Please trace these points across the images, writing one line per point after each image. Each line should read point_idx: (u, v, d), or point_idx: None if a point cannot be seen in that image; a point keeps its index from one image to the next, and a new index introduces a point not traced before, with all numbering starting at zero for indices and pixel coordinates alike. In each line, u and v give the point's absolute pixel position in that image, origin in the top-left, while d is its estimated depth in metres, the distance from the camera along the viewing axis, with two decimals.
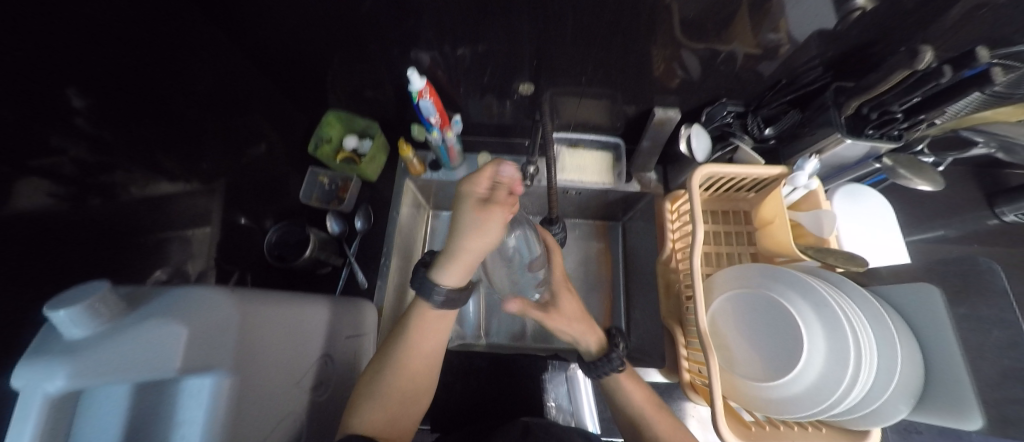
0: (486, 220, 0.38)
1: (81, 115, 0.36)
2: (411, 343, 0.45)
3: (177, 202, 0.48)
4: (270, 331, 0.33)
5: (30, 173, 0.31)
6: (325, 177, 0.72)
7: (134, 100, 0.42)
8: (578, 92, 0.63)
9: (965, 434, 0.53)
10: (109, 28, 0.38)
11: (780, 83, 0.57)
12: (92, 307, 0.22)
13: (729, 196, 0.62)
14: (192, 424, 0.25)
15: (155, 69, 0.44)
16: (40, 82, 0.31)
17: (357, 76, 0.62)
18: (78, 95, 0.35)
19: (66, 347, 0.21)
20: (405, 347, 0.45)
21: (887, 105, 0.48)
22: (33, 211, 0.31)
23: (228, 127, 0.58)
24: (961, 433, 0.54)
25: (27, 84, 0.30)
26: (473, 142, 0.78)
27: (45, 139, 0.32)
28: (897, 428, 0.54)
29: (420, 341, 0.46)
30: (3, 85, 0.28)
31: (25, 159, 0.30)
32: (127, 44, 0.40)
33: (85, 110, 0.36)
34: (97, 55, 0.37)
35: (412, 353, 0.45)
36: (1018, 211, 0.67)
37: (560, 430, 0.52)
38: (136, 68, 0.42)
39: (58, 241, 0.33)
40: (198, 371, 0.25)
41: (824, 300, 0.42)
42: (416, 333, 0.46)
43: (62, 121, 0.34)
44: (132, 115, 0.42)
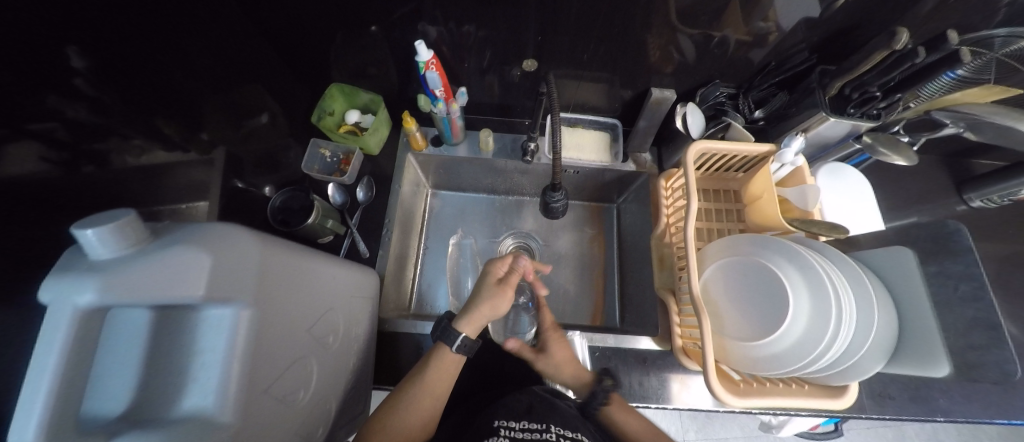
0: (504, 292, 0.56)
1: (80, 76, 0.35)
2: (429, 384, 0.49)
3: (174, 172, 0.47)
4: (290, 277, 0.33)
5: (26, 136, 0.30)
6: (328, 150, 0.73)
7: (133, 63, 0.40)
8: (577, 74, 0.65)
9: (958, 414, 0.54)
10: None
11: (769, 65, 0.60)
12: (119, 229, 0.22)
13: (720, 175, 0.65)
14: (212, 352, 0.25)
15: (156, 32, 0.42)
16: (43, 39, 0.31)
17: (360, 52, 0.63)
18: (77, 55, 0.34)
19: (94, 266, 0.22)
20: (422, 383, 0.49)
21: (867, 85, 0.51)
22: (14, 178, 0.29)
23: (233, 95, 0.57)
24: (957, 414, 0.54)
25: (29, 41, 0.29)
26: (474, 120, 0.79)
27: (44, 100, 0.32)
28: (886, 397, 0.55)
29: (434, 379, 0.49)
30: (10, 42, 0.28)
31: (24, 122, 0.30)
32: (132, 6, 0.39)
33: (85, 71, 0.35)
34: (94, 14, 0.35)
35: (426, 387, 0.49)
36: (985, 197, 0.71)
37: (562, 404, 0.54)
38: (137, 32, 0.40)
39: (59, 200, 0.34)
40: (220, 302, 0.25)
41: (810, 263, 0.44)
42: (432, 371, 0.50)
43: (62, 81, 0.33)
44: (128, 78, 0.40)
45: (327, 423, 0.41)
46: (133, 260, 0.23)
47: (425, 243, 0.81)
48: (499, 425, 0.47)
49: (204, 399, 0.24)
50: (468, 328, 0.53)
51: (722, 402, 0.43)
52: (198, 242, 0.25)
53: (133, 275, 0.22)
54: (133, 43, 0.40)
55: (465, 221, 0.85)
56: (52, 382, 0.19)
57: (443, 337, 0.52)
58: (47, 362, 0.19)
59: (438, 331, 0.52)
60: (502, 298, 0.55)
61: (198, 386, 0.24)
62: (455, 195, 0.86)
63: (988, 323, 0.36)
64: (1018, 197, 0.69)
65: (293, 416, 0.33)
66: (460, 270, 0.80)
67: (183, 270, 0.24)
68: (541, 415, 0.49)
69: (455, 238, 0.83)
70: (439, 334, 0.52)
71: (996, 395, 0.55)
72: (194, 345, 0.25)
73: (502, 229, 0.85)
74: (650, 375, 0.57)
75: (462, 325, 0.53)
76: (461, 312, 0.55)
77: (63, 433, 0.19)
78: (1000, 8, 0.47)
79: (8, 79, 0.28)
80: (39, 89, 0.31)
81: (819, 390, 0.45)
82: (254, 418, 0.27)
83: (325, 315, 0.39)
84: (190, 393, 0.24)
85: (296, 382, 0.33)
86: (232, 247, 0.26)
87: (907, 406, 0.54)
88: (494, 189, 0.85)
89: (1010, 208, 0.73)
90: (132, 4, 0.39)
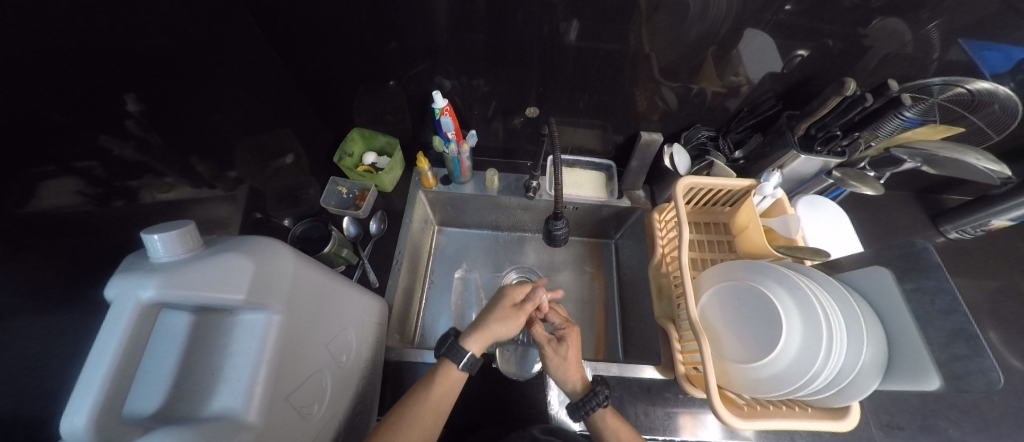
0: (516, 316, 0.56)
1: (133, 118, 0.39)
2: (429, 401, 0.47)
3: (196, 207, 0.50)
4: (314, 289, 0.35)
5: (69, 172, 0.32)
6: (344, 187, 0.78)
7: (179, 111, 0.46)
8: (573, 121, 0.73)
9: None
10: (162, 51, 0.42)
11: (742, 110, 0.69)
12: (178, 236, 0.26)
13: (709, 209, 0.70)
14: (245, 354, 0.26)
15: (197, 84, 0.48)
16: (103, 86, 0.35)
17: (383, 102, 0.71)
18: (134, 100, 0.39)
19: (153, 267, 0.25)
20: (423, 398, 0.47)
21: (830, 126, 0.59)
22: (67, 208, 0.32)
23: (262, 136, 0.63)
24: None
25: (92, 86, 0.34)
26: (480, 161, 0.86)
27: (94, 138, 0.35)
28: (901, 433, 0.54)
29: (436, 393, 0.48)
30: (72, 87, 0.32)
31: (71, 160, 0.32)
32: (181, 62, 0.45)
33: (137, 114, 0.39)
34: (150, 68, 0.40)
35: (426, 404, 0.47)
36: (959, 228, 0.76)
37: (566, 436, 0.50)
38: (183, 85, 0.46)
39: (106, 223, 0.37)
40: (255, 305, 0.27)
41: (795, 283, 0.47)
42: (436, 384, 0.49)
43: (113, 122, 0.37)
44: (174, 122, 0.45)
45: None
46: (189, 263, 0.26)
47: (430, 278, 0.83)
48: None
49: (234, 398, 0.25)
50: (474, 345, 0.52)
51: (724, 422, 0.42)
52: (243, 250, 0.28)
53: (189, 275, 0.25)
54: (178, 89, 0.45)
55: (469, 256, 0.88)
56: (110, 367, 0.21)
57: (448, 353, 0.51)
58: (106, 351, 0.21)
59: (443, 348, 0.52)
60: (512, 321, 0.56)
61: (228, 386, 0.26)
62: (460, 232, 0.91)
63: (969, 333, 0.36)
64: (990, 227, 0.74)
65: (307, 431, 0.33)
66: (465, 304, 0.80)
67: (229, 274, 0.26)
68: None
69: (459, 272, 0.85)
70: (446, 351, 0.51)
71: (1015, 429, 0.53)
72: (226, 347, 0.27)
73: (505, 264, 0.87)
74: (655, 407, 0.56)
75: (470, 342, 0.52)
76: (469, 328, 0.54)
77: (110, 420, 0.20)
78: (930, 62, 0.57)
79: (66, 119, 0.31)
80: (91, 131, 0.34)
81: (820, 413, 0.45)
82: (275, 423, 0.27)
83: (340, 333, 0.40)
84: (220, 392, 0.25)
85: (311, 396, 0.34)
86: (271, 258, 0.30)
87: (923, 440, 0.52)
88: (498, 225, 0.89)
89: (986, 239, 0.77)
90: (179, 64, 0.45)
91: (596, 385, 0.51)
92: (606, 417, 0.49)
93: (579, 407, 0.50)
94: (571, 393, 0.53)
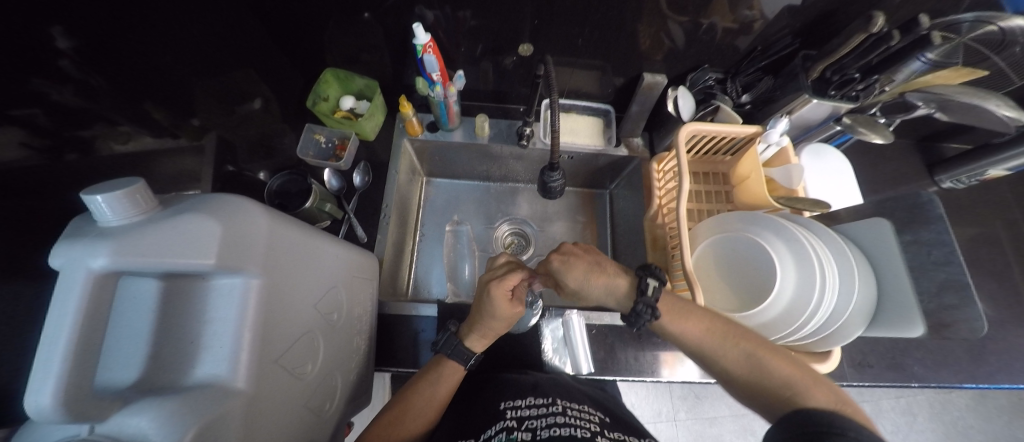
0: (511, 314, 0.51)
1: (66, 57, 0.33)
2: (435, 388, 0.51)
3: (161, 160, 0.46)
4: (295, 249, 0.32)
5: (7, 121, 0.29)
6: (322, 135, 0.73)
7: (123, 44, 0.38)
8: (570, 61, 0.66)
9: (931, 377, 0.57)
10: None
11: (755, 51, 0.62)
12: (126, 196, 0.22)
13: (709, 158, 0.67)
14: (224, 321, 0.25)
15: (145, 11, 0.40)
16: (30, 19, 0.29)
17: (354, 38, 0.62)
18: (64, 35, 0.32)
19: (103, 232, 0.22)
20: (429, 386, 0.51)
21: (846, 68, 0.54)
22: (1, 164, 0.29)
23: (227, 80, 0.55)
24: (932, 378, 0.57)
25: (15, 25, 0.28)
26: (469, 106, 0.80)
27: (26, 81, 0.30)
28: (873, 364, 0.58)
29: (440, 383, 0.51)
30: None
31: (6, 107, 0.29)
32: None
33: (71, 52, 0.33)
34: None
35: (433, 388, 0.51)
36: (954, 178, 0.76)
37: (570, 388, 0.53)
38: (132, 19, 0.39)
39: (51, 182, 0.33)
40: (229, 270, 0.25)
41: (794, 236, 0.46)
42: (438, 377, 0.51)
43: (47, 63, 0.31)
44: (117, 60, 0.38)
45: (334, 399, 0.41)
46: (144, 227, 0.23)
47: (422, 231, 0.82)
48: (505, 406, 0.49)
49: (218, 366, 0.24)
50: (475, 343, 0.54)
51: (690, 342, 0.43)
52: (207, 211, 0.25)
53: (143, 240, 0.22)
54: (121, 18, 0.37)
55: (460, 208, 0.86)
56: (63, 349, 0.19)
57: (453, 355, 0.52)
58: (60, 328, 0.19)
59: (440, 346, 0.53)
60: (510, 317, 0.52)
61: (211, 353, 0.24)
62: (450, 183, 0.87)
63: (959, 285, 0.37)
64: (984, 176, 0.73)
65: (303, 388, 0.33)
66: (457, 256, 0.80)
67: (193, 238, 0.23)
68: (546, 392, 0.51)
69: (450, 225, 0.84)
70: (446, 351, 0.52)
71: (964, 362, 0.58)
72: (204, 314, 0.25)
73: (497, 216, 0.86)
74: (644, 352, 0.59)
75: (472, 340, 0.53)
76: (470, 325, 0.53)
77: (78, 399, 0.20)
78: None
79: None
80: (22, 72, 0.30)
81: (803, 356, 0.48)
82: (266, 387, 0.27)
83: (329, 292, 0.39)
84: (204, 360, 0.24)
85: (304, 355, 0.33)
86: (241, 218, 0.26)
87: (883, 370, 0.57)
88: (489, 175, 0.86)
89: (976, 187, 0.77)
90: None
91: (638, 305, 0.44)
92: (667, 323, 0.44)
93: (634, 322, 0.45)
94: (626, 308, 0.49)
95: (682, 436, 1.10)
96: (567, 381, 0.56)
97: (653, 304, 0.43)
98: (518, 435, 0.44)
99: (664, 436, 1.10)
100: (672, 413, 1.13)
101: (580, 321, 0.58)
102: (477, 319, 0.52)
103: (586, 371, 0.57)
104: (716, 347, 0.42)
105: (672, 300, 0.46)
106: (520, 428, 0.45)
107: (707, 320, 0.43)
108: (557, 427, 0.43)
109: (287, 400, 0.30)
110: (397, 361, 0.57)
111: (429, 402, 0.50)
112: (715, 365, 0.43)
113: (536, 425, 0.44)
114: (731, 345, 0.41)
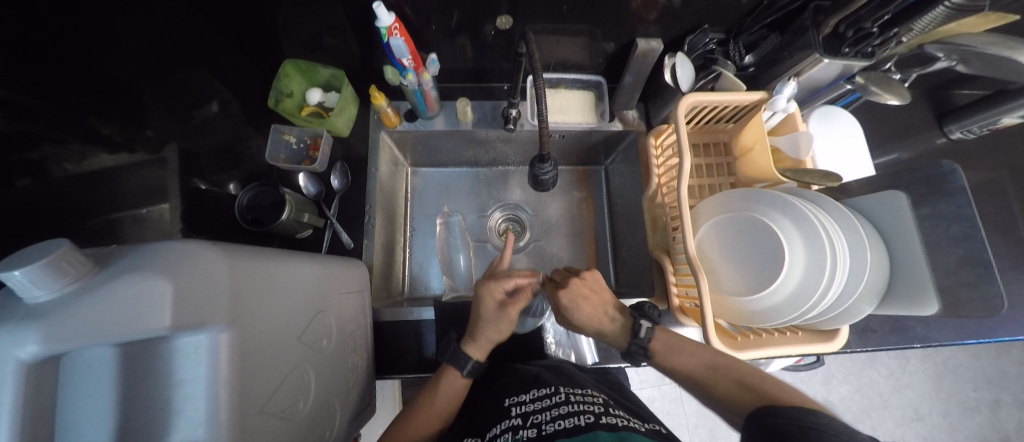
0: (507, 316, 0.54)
1: None
2: (435, 402, 0.52)
3: (128, 174, 0.42)
4: (267, 287, 0.30)
5: None
6: (292, 135, 0.68)
7: (51, 54, 0.33)
8: (556, 29, 0.59)
9: (931, 336, 0.57)
10: None
11: (759, 6, 0.55)
12: (46, 268, 0.19)
13: (710, 128, 0.62)
14: (194, 382, 0.23)
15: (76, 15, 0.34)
16: None
17: (310, 22, 0.55)
18: None
19: (33, 311, 0.20)
20: (428, 401, 0.52)
21: (862, 21, 0.48)
22: None
23: (177, 84, 0.49)
24: (932, 338, 0.58)
25: None
26: (449, 89, 0.73)
27: None
28: (872, 327, 0.58)
29: (440, 397, 0.52)
30: None
31: None
32: None
33: None
34: None
35: (434, 398, 0.52)
36: (964, 129, 0.71)
37: (570, 374, 0.54)
38: (62, 25, 0.33)
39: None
40: (191, 327, 0.23)
41: (803, 214, 0.44)
42: (436, 390, 0.52)
43: None
44: (48, 72, 0.33)
45: (332, 424, 0.40)
46: (80, 298, 0.21)
47: (412, 226, 0.79)
48: (511, 403, 0.49)
49: (195, 431, 0.22)
50: (476, 351, 0.53)
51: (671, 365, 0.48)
52: (152, 267, 0.22)
53: (80, 315, 0.20)
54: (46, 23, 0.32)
55: (450, 198, 0.82)
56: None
57: (452, 361, 0.53)
58: None
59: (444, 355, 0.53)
60: (506, 319, 0.54)
61: (185, 418, 0.22)
62: (437, 171, 0.83)
63: (979, 260, 0.39)
64: (996, 126, 0.69)
65: (295, 428, 0.32)
66: (452, 248, 0.78)
67: (142, 300, 0.21)
68: (547, 382, 0.51)
69: (441, 217, 0.81)
70: (449, 359, 0.52)
71: (968, 320, 0.58)
72: (169, 377, 0.23)
73: (489, 203, 0.82)
74: None
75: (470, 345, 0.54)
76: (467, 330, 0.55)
77: None
78: None
79: None
80: None
81: (811, 335, 0.49)
82: (252, 439, 0.26)
83: (313, 318, 0.37)
84: (177, 427, 0.22)
85: (293, 394, 0.32)
86: (195, 269, 0.23)
87: (883, 333, 0.57)
88: (477, 160, 0.81)
89: (993, 135, 0.73)
90: None
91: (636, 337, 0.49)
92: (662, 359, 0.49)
93: (631, 355, 0.50)
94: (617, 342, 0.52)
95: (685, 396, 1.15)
96: (569, 368, 0.56)
97: (644, 343, 0.49)
98: (524, 433, 0.43)
99: (668, 397, 1.15)
100: None
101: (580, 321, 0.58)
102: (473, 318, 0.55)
103: (591, 362, 0.58)
104: (705, 374, 0.45)
105: (664, 338, 0.50)
106: (526, 425, 0.44)
107: (695, 353, 0.47)
108: (561, 420, 0.42)
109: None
110: (400, 364, 0.57)
111: (435, 412, 0.52)
112: (712, 398, 0.44)
113: (541, 419, 0.44)
114: (722, 376, 0.44)
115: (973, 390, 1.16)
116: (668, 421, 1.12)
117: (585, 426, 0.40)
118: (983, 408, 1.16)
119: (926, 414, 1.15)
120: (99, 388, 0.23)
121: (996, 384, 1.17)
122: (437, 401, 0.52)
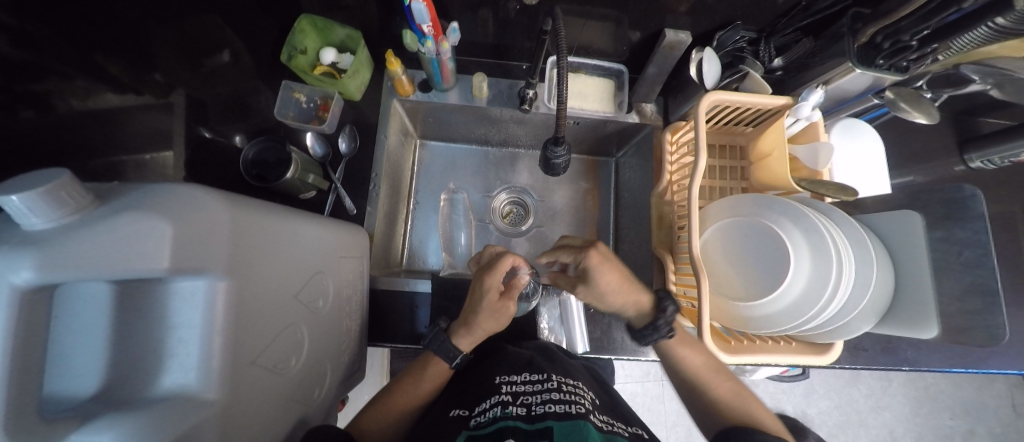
0: (503, 311, 0.52)
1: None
2: (421, 385, 0.53)
3: (132, 118, 0.41)
4: (266, 241, 0.30)
5: None
6: (302, 94, 0.66)
7: None
8: (583, 11, 0.57)
9: (921, 360, 0.58)
10: None
11: (797, 7, 0.53)
12: (44, 195, 0.19)
13: (728, 129, 0.61)
14: (188, 327, 0.23)
15: None
16: None
17: None
18: None
19: (29, 237, 0.20)
20: (412, 381, 0.53)
21: (901, 33, 0.45)
22: None
23: (188, 29, 0.47)
24: (922, 362, 0.58)
25: None
26: (467, 63, 0.71)
27: None
28: (864, 344, 0.58)
29: (421, 383, 0.53)
30: None
31: None
32: None
33: None
34: None
35: (418, 380, 0.53)
36: (985, 158, 0.69)
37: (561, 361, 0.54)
38: None
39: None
40: (189, 272, 0.22)
41: (814, 225, 0.43)
42: (420, 372, 0.53)
43: None
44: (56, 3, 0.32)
45: (323, 383, 0.41)
46: (78, 229, 0.20)
47: (415, 198, 0.79)
48: (500, 381, 0.50)
49: (187, 375, 0.22)
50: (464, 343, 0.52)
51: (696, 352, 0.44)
52: (152, 207, 0.22)
53: (79, 246, 0.20)
54: None
55: (456, 175, 0.81)
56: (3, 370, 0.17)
57: (438, 351, 0.52)
58: None
59: (428, 343, 0.53)
60: (501, 316, 0.52)
61: (177, 361, 0.23)
62: (446, 146, 0.82)
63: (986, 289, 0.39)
64: (1019, 158, 0.67)
65: (286, 384, 0.33)
66: (453, 225, 0.78)
67: (140, 238, 0.21)
68: (539, 367, 0.51)
69: (446, 193, 0.80)
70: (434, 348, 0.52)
71: (961, 348, 0.58)
72: (165, 317, 0.23)
73: (495, 184, 0.82)
74: None
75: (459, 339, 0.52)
76: (460, 321, 0.53)
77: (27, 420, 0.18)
78: None
79: None
80: None
81: (804, 347, 0.49)
82: (244, 389, 0.26)
83: (311, 278, 0.37)
84: (169, 368, 0.23)
85: (286, 350, 0.33)
86: (195, 214, 0.23)
87: (873, 351, 0.58)
88: (487, 139, 0.80)
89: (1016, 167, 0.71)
90: None
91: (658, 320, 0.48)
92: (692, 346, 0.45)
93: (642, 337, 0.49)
94: (640, 321, 0.51)
95: (668, 394, 1.17)
96: (558, 354, 0.56)
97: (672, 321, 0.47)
98: (513, 409, 0.43)
99: (651, 394, 1.17)
100: (659, 373, 1.19)
101: (578, 317, 0.58)
102: (468, 315, 0.52)
103: (582, 350, 0.58)
104: None
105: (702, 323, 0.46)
106: (516, 403, 0.45)
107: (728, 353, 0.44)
108: (551, 404, 0.43)
109: (267, 397, 0.29)
110: (392, 334, 0.57)
111: (418, 392, 0.53)
112: None
113: (531, 401, 0.44)
114: None
115: (950, 418, 1.19)
116: (648, 416, 1.15)
117: (575, 414, 0.40)
118: (956, 437, 1.18)
119: (900, 435, 1.17)
120: (92, 323, 0.22)
121: (972, 415, 1.19)
122: (421, 387, 0.53)
